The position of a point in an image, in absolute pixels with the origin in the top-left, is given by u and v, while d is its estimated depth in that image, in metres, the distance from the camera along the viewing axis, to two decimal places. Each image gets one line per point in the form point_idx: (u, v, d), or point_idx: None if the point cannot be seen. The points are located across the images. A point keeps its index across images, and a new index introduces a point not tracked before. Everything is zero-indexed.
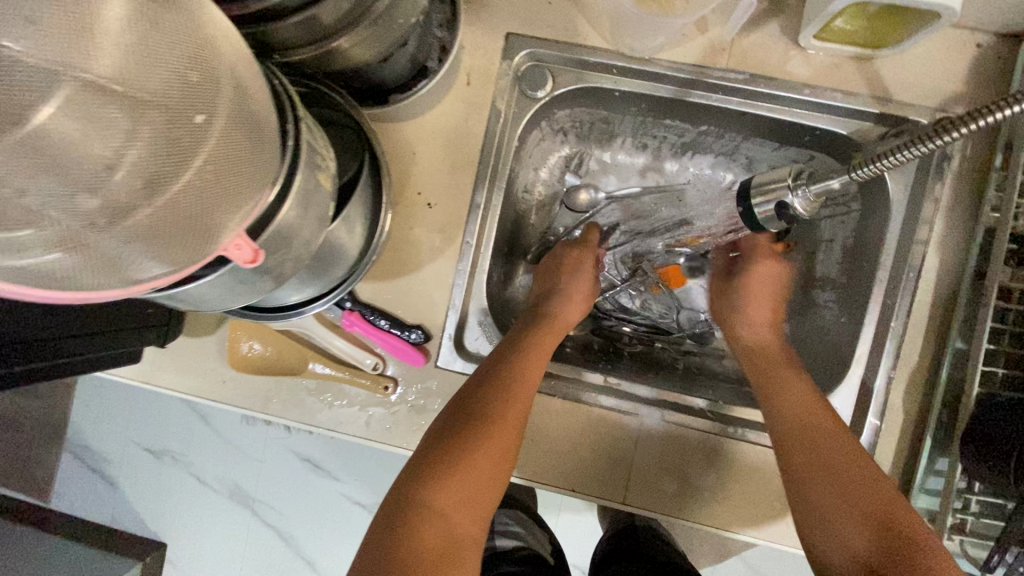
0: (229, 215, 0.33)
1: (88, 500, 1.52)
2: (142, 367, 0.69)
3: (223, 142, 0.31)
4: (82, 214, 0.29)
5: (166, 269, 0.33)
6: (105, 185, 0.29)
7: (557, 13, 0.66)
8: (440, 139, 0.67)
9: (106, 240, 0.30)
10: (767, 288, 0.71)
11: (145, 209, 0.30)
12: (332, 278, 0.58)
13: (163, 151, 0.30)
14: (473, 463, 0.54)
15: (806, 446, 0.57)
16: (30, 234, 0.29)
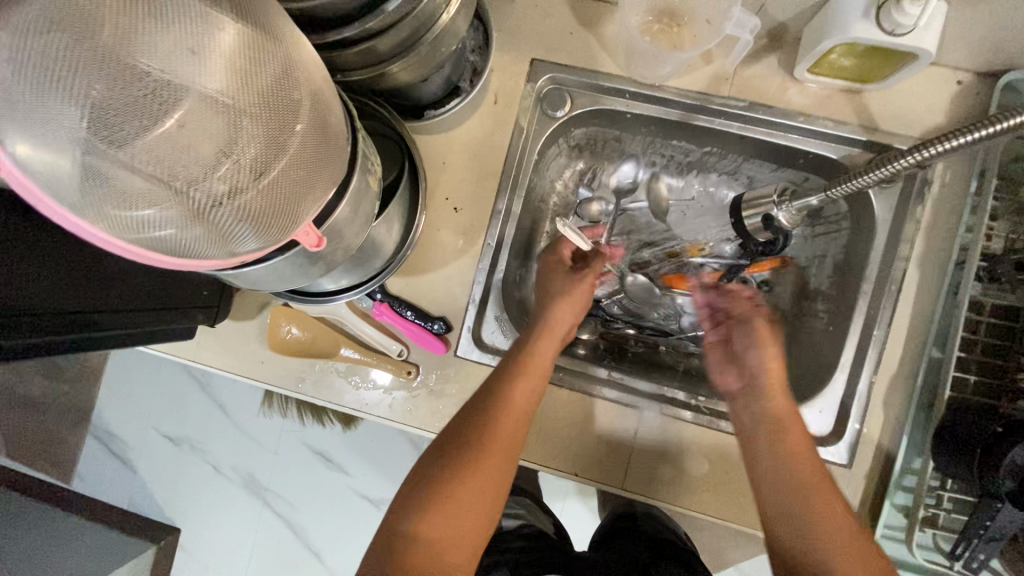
0: (309, 203, 0.40)
1: (109, 483, 1.59)
2: (189, 346, 0.77)
3: (305, 145, 0.39)
4: (195, 197, 0.36)
5: (257, 245, 0.40)
6: (221, 172, 0.36)
7: (577, 42, 0.74)
8: (468, 151, 0.75)
9: (223, 216, 0.37)
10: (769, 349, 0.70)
11: (250, 193, 0.37)
12: (370, 269, 0.66)
13: (268, 148, 0.37)
14: (462, 486, 0.60)
15: (791, 487, 0.61)
16: (156, 211, 0.35)
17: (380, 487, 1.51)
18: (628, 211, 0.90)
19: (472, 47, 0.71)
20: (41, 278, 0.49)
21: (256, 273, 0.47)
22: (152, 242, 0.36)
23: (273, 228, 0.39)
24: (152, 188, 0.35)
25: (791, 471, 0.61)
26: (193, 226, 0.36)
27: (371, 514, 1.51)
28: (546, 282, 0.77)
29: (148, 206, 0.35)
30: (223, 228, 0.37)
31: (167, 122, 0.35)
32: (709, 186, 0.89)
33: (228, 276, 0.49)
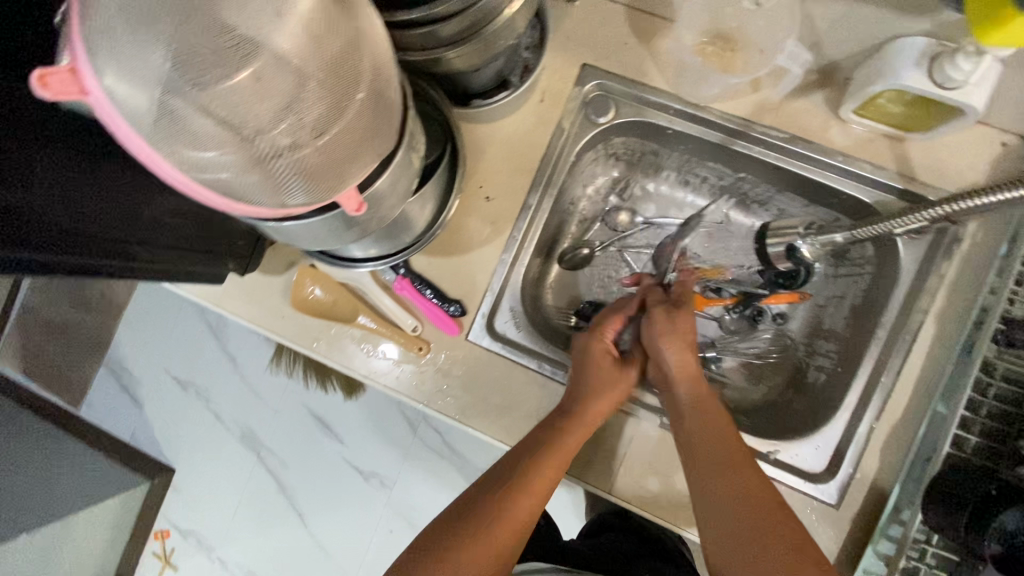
0: (358, 166, 0.43)
1: (114, 415, 1.66)
2: (214, 292, 0.80)
3: (362, 112, 0.41)
4: (256, 148, 0.39)
5: (304, 200, 0.42)
6: (286, 125, 0.39)
7: (629, 53, 0.75)
8: (507, 143, 0.77)
9: (278, 169, 0.39)
10: (681, 334, 0.71)
11: (308, 150, 0.40)
12: (399, 242, 0.69)
13: (331, 111, 0.39)
14: (476, 554, 0.62)
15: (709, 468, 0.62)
16: (222, 154, 0.38)
17: (372, 462, 1.54)
18: (653, 225, 0.92)
19: (526, 45, 0.73)
20: (94, 202, 0.51)
21: (295, 229, 0.50)
22: (211, 182, 0.39)
23: (324, 184, 0.42)
24: (220, 133, 0.38)
25: (707, 450, 0.63)
26: (251, 172, 0.39)
27: (359, 487, 1.54)
28: (588, 367, 0.72)
29: (215, 148, 0.38)
30: (279, 179, 0.40)
31: (237, 76, 0.37)
32: (738, 213, 0.90)
33: (269, 229, 0.52)
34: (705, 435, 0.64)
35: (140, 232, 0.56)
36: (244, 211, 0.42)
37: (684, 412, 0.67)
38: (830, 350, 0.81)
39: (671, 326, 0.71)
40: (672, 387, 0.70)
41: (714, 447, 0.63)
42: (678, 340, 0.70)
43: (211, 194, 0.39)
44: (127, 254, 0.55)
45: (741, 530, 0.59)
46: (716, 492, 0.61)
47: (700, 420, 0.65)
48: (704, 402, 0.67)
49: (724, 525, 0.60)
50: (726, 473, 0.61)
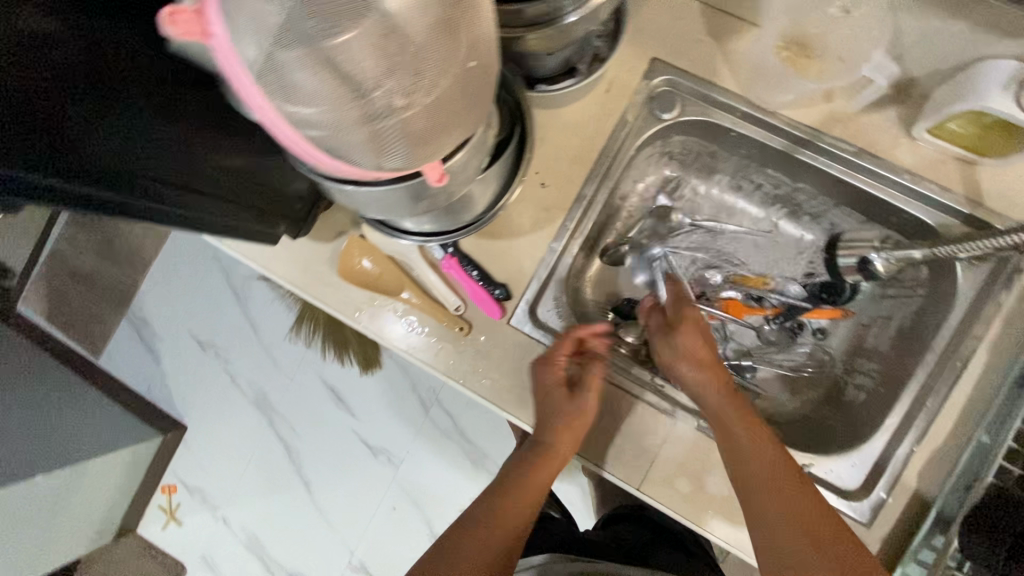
0: (453, 134, 0.43)
1: (132, 368, 1.68)
2: (260, 254, 0.80)
3: (464, 80, 0.40)
4: (354, 108, 0.38)
5: (403, 164, 0.42)
6: (395, 85, 0.38)
7: (701, 51, 0.74)
8: (568, 131, 0.76)
9: (385, 129, 0.39)
10: (694, 353, 0.74)
11: (414, 113, 0.39)
12: (456, 220, 0.69)
13: (441, 74, 0.39)
14: (476, 549, 0.73)
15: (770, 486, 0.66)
16: (326, 111, 0.38)
17: (382, 438, 1.55)
18: (701, 228, 0.92)
19: (599, 33, 0.73)
20: (172, 150, 0.52)
21: (372, 194, 0.50)
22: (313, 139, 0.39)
23: (423, 149, 0.42)
24: (332, 88, 0.37)
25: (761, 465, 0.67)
26: (358, 130, 0.39)
27: (367, 462, 1.55)
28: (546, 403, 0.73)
29: (322, 106, 0.37)
30: (382, 141, 0.40)
31: (347, 33, 0.36)
32: (789, 223, 0.89)
33: (341, 193, 0.52)
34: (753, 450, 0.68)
35: (208, 184, 0.57)
36: (340, 170, 0.42)
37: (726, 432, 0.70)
38: (872, 370, 0.80)
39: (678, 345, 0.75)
40: (702, 404, 0.73)
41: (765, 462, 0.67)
42: (698, 358, 0.73)
43: (312, 151, 0.40)
44: (194, 204, 0.55)
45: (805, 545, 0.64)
46: (780, 512, 0.65)
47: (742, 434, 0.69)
48: (743, 416, 0.70)
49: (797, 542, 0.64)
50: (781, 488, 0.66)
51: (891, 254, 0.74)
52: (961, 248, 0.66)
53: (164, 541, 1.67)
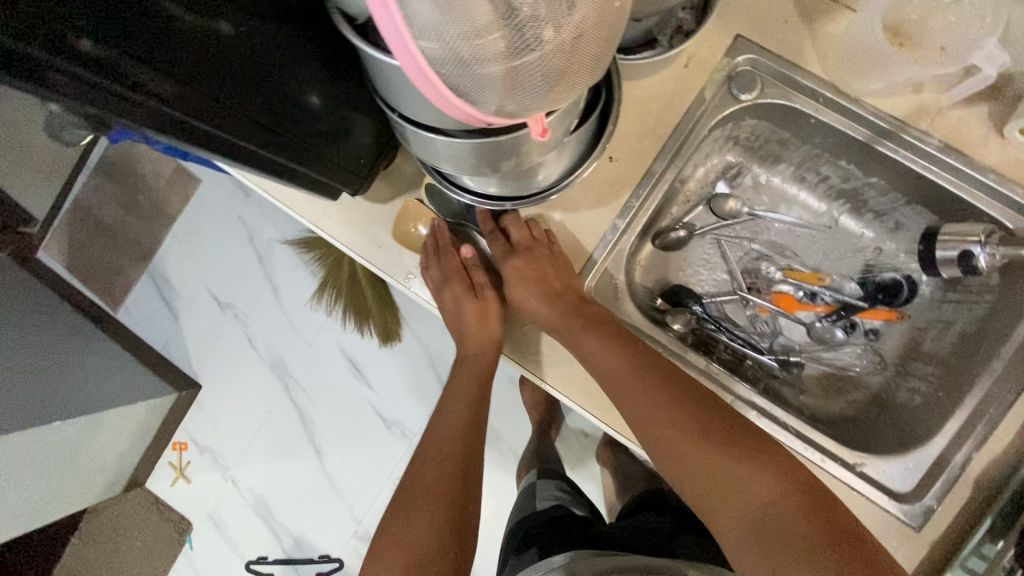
0: (583, 81, 0.40)
1: (150, 323, 1.68)
2: (312, 212, 0.79)
3: (608, 22, 0.37)
4: (496, 41, 0.35)
5: (528, 109, 0.39)
6: (546, 21, 0.35)
7: (788, 31, 0.72)
8: (642, 106, 0.74)
9: (524, 65, 0.36)
10: (546, 274, 0.75)
11: (558, 53, 0.36)
12: (525, 184, 0.66)
13: (592, 14, 0.36)
14: (425, 464, 0.76)
15: (663, 424, 0.65)
16: (474, 51, 0.34)
17: (396, 410, 1.54)
18: (759, 217, 0.89)
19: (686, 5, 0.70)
20: (249, 81, 0.49)
21: (469, 147, 0.48)
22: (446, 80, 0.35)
23: (559, 92, 0.39)
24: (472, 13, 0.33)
25: (649, 405, 0.66)
26: (495, 65, 0.35)
27: (379, 433, 1.55)
28: (457, 318, 0.82)
29: (472, 47, 0.34)
30: (521, 82, 0.37)
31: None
32: (850, 219, 0.87)
33: (430, 144, 0.50)
34: (636, 385, 0.67)
35: (280, 123, 0.55)
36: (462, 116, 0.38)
37: (603, 372, 0.69)
38: (929, 375, 0.78)
39: (529, 271, 0.75)
40: (570, 340, 0.72)
41: (650, 399, 0.66)
42: (545, 280, 0.75)
43: (437, 90, 0.35)
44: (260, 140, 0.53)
45: (725, 487, 0.62)
46: (687, 453, 0.64)
47: (621, 369, 0.68)
48: (608, 343, 0.70)
49: (715, 486, 0.62)
50: (680, 426, 0.65)
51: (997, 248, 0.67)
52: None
53: (172, 498, 1.67)
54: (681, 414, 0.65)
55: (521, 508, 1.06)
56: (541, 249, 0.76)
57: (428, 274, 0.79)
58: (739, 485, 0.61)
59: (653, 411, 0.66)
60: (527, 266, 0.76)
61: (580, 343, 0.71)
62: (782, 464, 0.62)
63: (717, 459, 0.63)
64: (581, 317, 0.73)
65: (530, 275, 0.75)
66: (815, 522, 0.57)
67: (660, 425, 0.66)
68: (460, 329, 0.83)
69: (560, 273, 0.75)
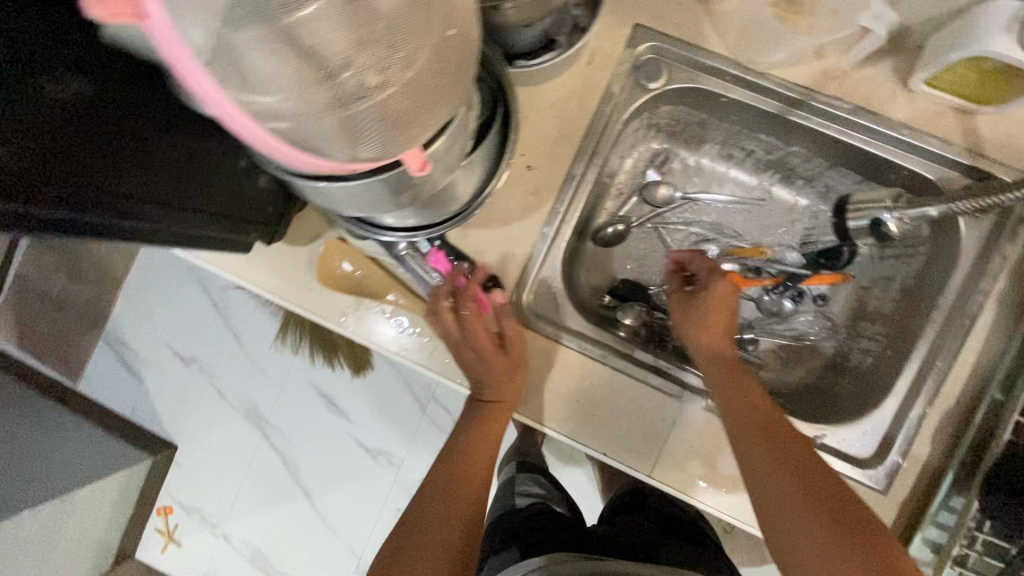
0: (436, 115, 0.40)
1: (111, 390, 1.60)
2: (237, 263, 0.75)
3: (445, 54, 0.37)
4: (326, 91, 0.34)
5: (377, 153, 0.38)
6: (370, 62, 0.34)
7: (685, 13, 0.70)
8: (552, 109, 0.72)
9: (356, 111, 0.35)
10: (721, 315, 0.71)
11: (392, 92, 0.36)
12: (442, 210, 0.63)
13: (423, 46, 0.36)
14: (451, 493, 0.73)
15: (780, 474, 0.60)
16: (304, 103, 0.34)
17: (379, 439, 1.50)
18: (693, 200, 0.87)
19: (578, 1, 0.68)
20: (131, 159, 0.47)
21: (365, 186, 0.46)
22: (282, 133, 0.36)
23: (408, 128, 0.38)
24: (289, 70, 0.33)
25: (769, 454, 0.61)
26: (325, 117, 0.35)
27: (363, 462, 1.51)
28: (478, 368, 0.72)
29: (302, 99, 0.34)
30: (358, 127, 0.36)
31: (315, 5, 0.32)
32: (782, 188, 0.86)
33: (314, 190, 0.48)
34: (755, 428, 0.63)
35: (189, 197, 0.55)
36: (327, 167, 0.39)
37: (729, 402, 0.66)
38: (877, 333, 0.79)
39: (697, 313, 0.72)
40: (713, 377, 0.69)
41: (769, 448, 0.62)
42: (720, 328, 0.71)
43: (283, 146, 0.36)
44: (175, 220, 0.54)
45: (813, 552, 0.56)
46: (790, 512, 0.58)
47: (745, 409, 0.65)
48: (744, 388, 0.66)
49: (803, 549, 0.57)
50: (796, 483, 0.60)
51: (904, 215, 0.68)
52: (966, 204, 0.63)
53: (165, 564, 1.61)
54: (797, 470, 0.60)
55: (501, 501, 1.05)
56: (733, 292, 0.72)
57: (439, 323, 0.71)
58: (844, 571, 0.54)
59: (765, 455, 0.62)
60: (710, 301, 0.71)
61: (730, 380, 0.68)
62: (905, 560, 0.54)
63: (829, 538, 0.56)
64: (730, 361, 0.70)
65: (697, 311, 0.72)
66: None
67: (771, 474, 0.61)
68: (479, 378, 0.73)
69: (731, 322, 0.72)
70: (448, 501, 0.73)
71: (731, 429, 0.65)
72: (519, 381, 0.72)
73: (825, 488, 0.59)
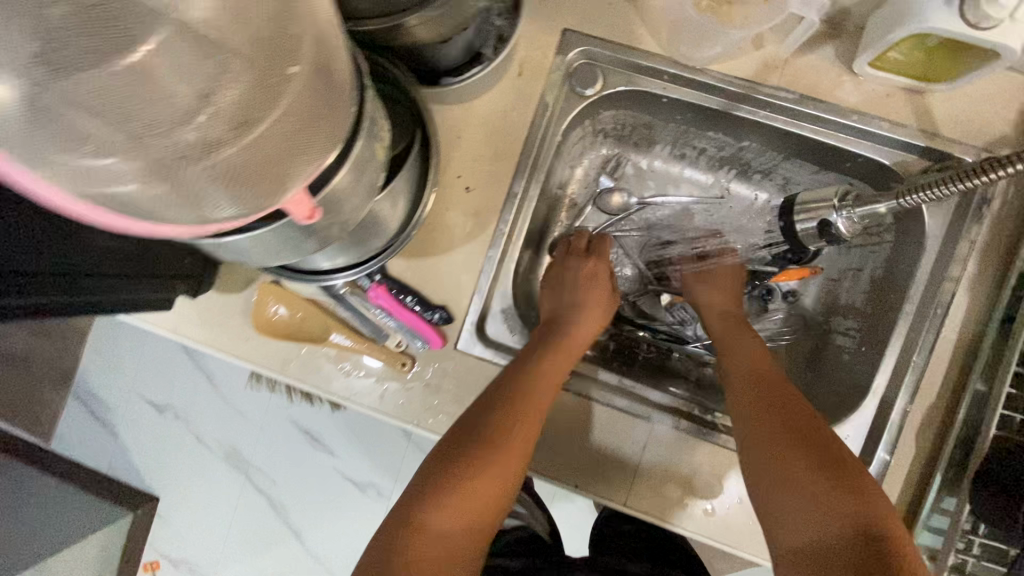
0: (303, 165, 0.34)
1: (83, 450, 1.41)
2: (169, 317, 0.71)
3: (306, 94, 0.33)
4: (169, 146, 0.31)
5: (235, 212, 0.34)
6: (194, 121, 0.31)
7: (614, 14, 0.67)
8: (486, 126, 0.68)
9: (192, 171, 0.31)
10: (736, 283, 0.78)
11: (228, 147, 0.31)
12: (370, 248, 0.58)
13: (256, 97, 0.32)
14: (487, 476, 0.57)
15: (790, 420, 0.59)
16: (125, 174, 0.31)
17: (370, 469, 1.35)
18: (649, 205, 0.84)
19: (500, 11, 0.64)
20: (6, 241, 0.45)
21: (262, 238, 0.42)
22: (126, 200, 0.32)
23: (253, 189, 0.33)
24: (111, 130, 0.30)
25: (790, 402, 0.61)
26: (158, 181, 0.31)
27: (355, 499, 1.35)
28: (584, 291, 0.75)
29: (121, 168, 0.30)
30: (193, 190, 0.32)
31: (143, 49, 0.30)
32: (740, 185, 0.82)
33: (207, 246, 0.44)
34: (773, 377, 0.65)
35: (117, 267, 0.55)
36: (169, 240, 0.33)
37: (749, 353, 0.68)
38: (851, 329, 0.75)
39: (715, 280, 0.78)
40: (732, 331, 0.72)
41: (787, 393, 0.62)
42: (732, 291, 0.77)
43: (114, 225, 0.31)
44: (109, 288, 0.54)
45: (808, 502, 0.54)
46: (790, 465, 0.56)
47: (755, 350, 0.68)
48: (752, 345, 0.69)
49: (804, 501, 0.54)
50: (809, 432, 0.58)
51: (854, 213, 0.63)
52: (924, 195, 0.55)
53: None
54: (809, 421, 0.59)
55: None
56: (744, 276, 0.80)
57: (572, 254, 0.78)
58: (815, 506, 0.53)
59: (778, 402, 0.61)
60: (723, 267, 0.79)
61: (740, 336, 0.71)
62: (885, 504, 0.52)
63: (805, 472, 0.55)
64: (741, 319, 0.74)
65: (725, 281, 0.78)
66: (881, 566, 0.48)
67: (788, 418, 0.60)
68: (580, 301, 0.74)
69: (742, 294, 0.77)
70: (487, 481, 0.57)
71: (742, 378, 0.66)
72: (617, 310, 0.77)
73: (814, 435, 0.58)
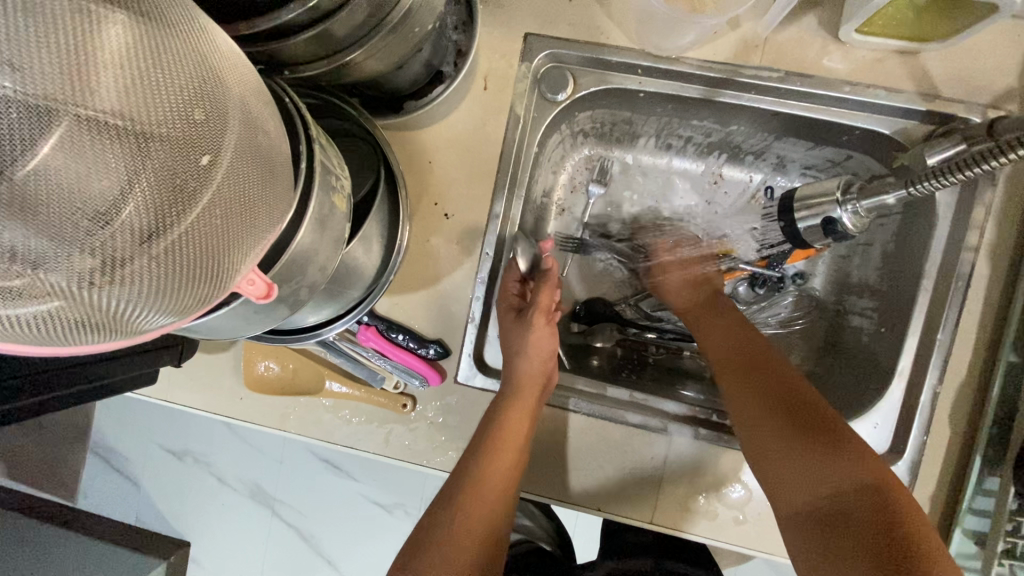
0: (240, 258, 0.32)
1: (111, 500, 1.25)
2: (160, 385, 0.68)
3: (228, 181, 0.30)
4: (77, 273, 0.27)
5: (171, 317, 0.32)
6: (92, 239, 0.27)
7: (578, 11, 0.63)
8: (458, 146, 0.65)
9: (105, 294, 0.28)
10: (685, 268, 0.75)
11: (136, 264, 0.28)
12: (348, 299, 0.55)
13: (164, 203, 0.28)
14: (467, 524, 0.59)
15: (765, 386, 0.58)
16: (32, 306, 0.27)
17: (398, 492, 1.19)
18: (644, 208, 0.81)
19: (454, 24, 0.61)
20: None
21: (217, 319, 0.38)
22: (37, 321, 0.28)
23: (182, 301, 0.31)
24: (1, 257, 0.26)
25: (765, 373, 0.59)
26: (77, 309, 0.28)
27: (395, 528, 1.18)
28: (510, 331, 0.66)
29: (27, 301, 0.27)
30: (111, 308, 0.29)
31: (42, 144, 0.25)
32: (732, 168, 0.78)
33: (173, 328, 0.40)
34: (744, 347, 0.63)
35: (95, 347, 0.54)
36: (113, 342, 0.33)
37: (723, 326, 0.66)
38: (868, 308, 0.71)
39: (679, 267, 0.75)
40: (703, 310, 0.69)
41: (758, 363, 0.61)
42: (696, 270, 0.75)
43: (58, 348, 0.31)
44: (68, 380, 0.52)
45: (788, 474, 0.53)
46: (769, 435, 0.55)
47: (723, 326, 0.66)
48: (717, 323, 0.67)
49: (788, 469, 0.53)
50: (777, 396, 0.57)
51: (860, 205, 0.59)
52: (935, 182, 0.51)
53: None
54: (786, 388, 0.58)
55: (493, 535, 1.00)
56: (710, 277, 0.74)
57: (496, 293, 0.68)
58: (809, 481, 0.52)
59: (751, 376, 0.60)
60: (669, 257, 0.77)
61: (704, 318, 0.69)
62: (875, 461, 0.51)
63: (789, 445, 0.54)
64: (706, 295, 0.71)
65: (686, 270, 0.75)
66: (878, 544, 0.47)
67: (764, 387, 0.58)
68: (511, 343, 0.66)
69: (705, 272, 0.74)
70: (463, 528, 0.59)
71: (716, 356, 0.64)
72: (544, 343, 0.66)
73: (796, 401, 0.56)
